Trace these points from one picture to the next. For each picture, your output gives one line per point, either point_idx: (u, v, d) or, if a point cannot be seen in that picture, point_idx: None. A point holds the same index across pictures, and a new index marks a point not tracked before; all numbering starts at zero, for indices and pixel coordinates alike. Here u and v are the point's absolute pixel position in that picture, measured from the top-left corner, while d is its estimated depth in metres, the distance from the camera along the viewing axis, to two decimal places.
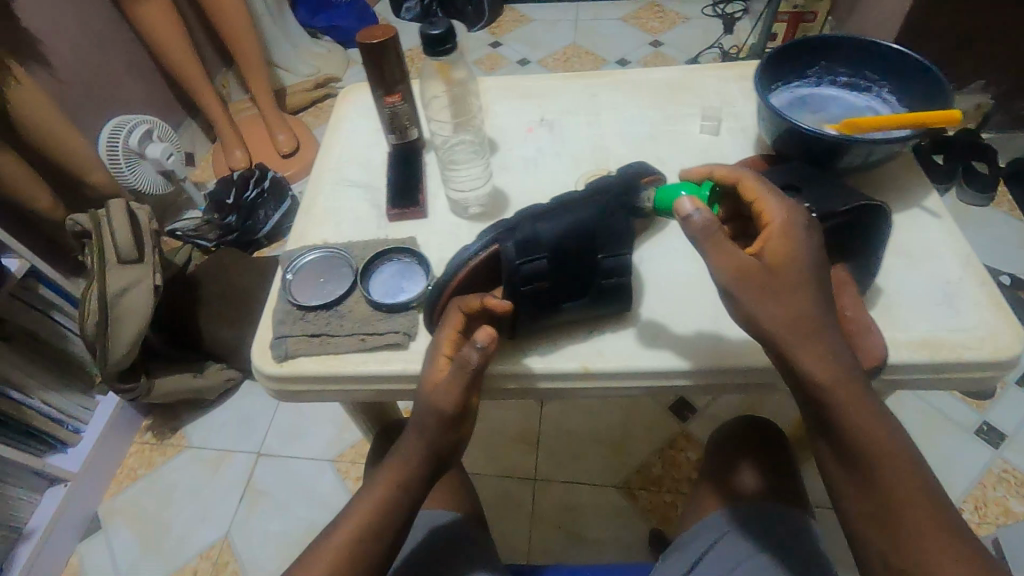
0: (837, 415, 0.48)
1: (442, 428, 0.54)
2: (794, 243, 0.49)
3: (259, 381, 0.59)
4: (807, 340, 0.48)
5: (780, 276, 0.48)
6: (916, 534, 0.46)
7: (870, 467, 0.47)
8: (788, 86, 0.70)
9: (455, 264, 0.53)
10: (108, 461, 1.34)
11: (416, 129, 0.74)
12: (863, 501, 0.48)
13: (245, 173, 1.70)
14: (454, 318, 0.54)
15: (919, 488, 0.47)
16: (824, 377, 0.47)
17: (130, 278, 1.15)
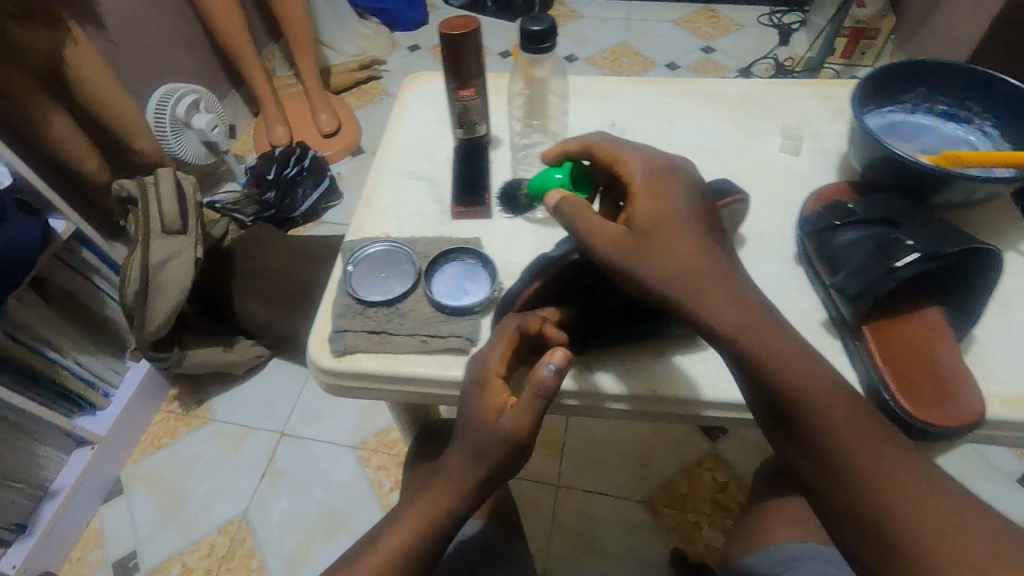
0: (757, 363, 0.45)
1: (488, 450, 0.50)
2: (662, 196, 0.51)
3: (314, 373, 0.58)
4: (703, 284, 0.47)
5: (653, 230, 0.49)
6: (880, 487, 0.41)
7: (810, 420, 0.43)
8: (881, 110, 0.67)
9: (513, 295, 0.56)
10: (133, 428, 1.34)
11: (484, 124, 0.71)
12: (811, 461, 0.44)
13: (286, 150, 1.69)
14: (508, 335, 0.51)
15: (873, 431, 0.42)
16: (729, 323, 0.46)
17: (173, 249, 1.15)
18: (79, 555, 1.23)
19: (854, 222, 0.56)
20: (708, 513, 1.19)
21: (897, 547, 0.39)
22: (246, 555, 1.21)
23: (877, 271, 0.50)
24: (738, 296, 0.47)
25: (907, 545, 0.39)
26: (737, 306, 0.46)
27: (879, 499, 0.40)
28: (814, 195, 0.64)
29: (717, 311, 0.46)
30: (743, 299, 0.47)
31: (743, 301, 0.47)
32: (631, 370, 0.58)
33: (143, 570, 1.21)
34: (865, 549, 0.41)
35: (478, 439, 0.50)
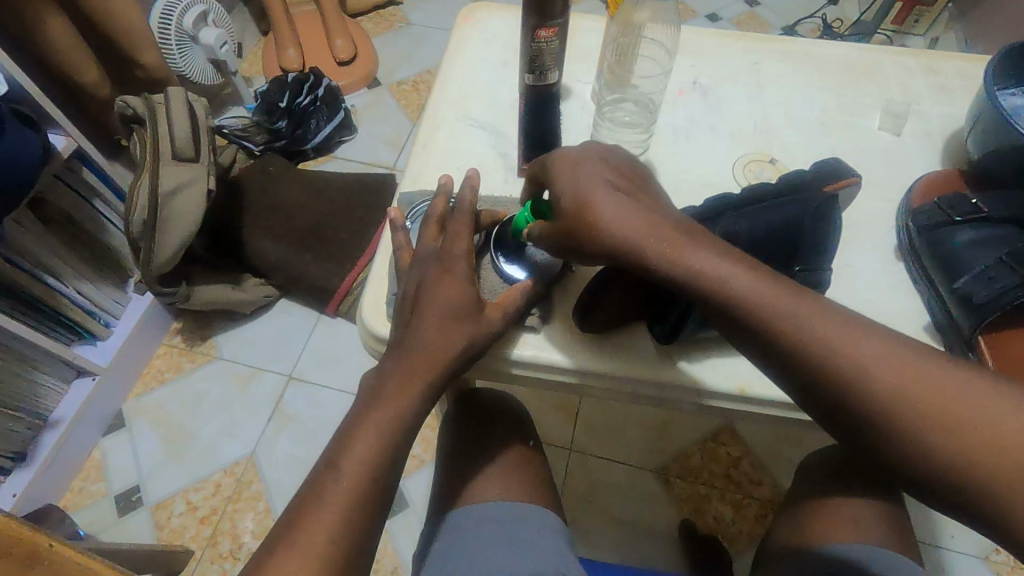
0: (706, 282, 0.45)
1: (457, 324, 0.49)
2: (563, 165, 0.50)
3: (367, 339, 0.55)
4: (621, 222, 0.46)
5: (567, 197, 0.49)
6: (850, 377, 0.42)
7: (766, 335, 0.44)
8: (1003, 93, 0.59)
9: (580, 306, 0.55)
10: (135, 361, 1.29)
11: (557, 72, 0.59)
12: (779, 371, 0.45)
13: (299, 76, 1.57)
14: (466, 223, 0.52)
15: (826, 330, 0.43)
16: (662, 248, 0.46)
17: (184, 177, 1.07)
18: (81, 486, 1.21)
19: (978, 219, 0.52)
20: (719, 487, 1.20)
21: (886, 427, 0.42)
22: (252, 496, 1.19)
23: (1008, 280, 0.48)
24: (657, 221, 0.47)
25: (895, 423, 0.41)
26: (660, 226, 0.47)
27: (856, 390, 0.42)
28: (923, 181, 0.58)
29: (644, 242, 0.46)
30: (659, 222, 0.47)
31: (663, 220, 0.47)
32: (716, 363, 0.57)
33: (147, 505, 1.19)
34: (859, 437, 0.43)
35: (453, 323, 0.49)
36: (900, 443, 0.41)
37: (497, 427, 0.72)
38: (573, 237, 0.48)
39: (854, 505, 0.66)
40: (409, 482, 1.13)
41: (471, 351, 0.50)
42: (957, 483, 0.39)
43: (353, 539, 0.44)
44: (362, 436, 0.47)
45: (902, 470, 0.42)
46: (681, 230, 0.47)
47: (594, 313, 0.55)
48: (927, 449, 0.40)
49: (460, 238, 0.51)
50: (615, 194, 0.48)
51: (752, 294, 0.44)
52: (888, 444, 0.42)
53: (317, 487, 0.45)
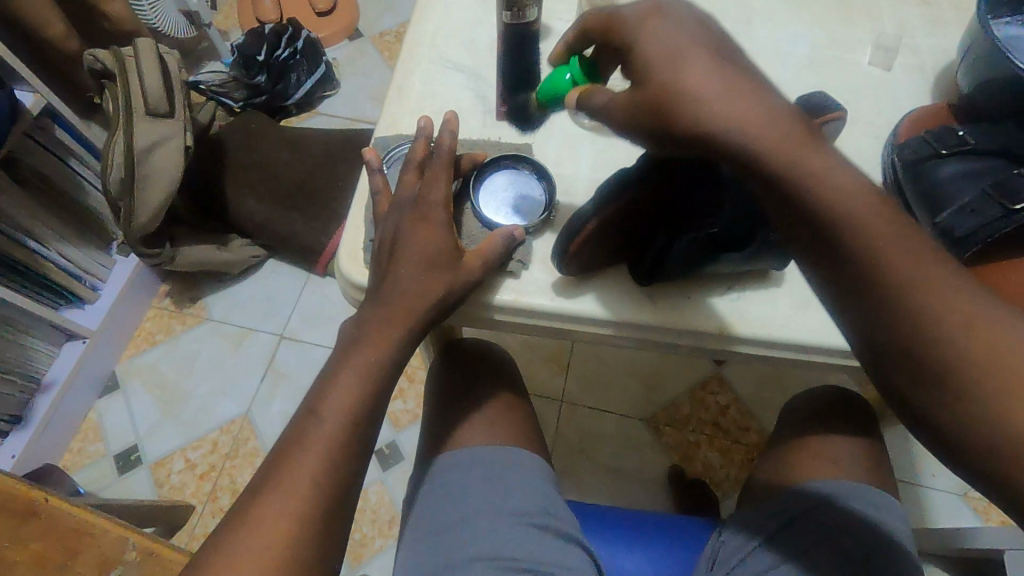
0: (800, 189, 0.39)
1: (433, 272, 0.48)
2: (651, 33, 0.43)
3: (345, 289, 0.54)
4: (726, 99, 0.39)
5: (657, 68, 0.41)
6: (939, 323, 0.37)
7: (856, 258, 0.39)
8: (997, 22, 0.57)
9: (569, 231, 0.50)
10: (125, 324, 1.29)
11: (535, 7, 0.56)
12: (855, 304, 0.40)
13: (277, 27, 1.50)
14: (443, 167, 0.51)
15: (925, 270, 0.38)
16: (766, 141, 0.38)
17: (159, 133, 1.04)
18: (80, 447, 1.22)
19: (964, 152, 0.50)
20: (707, 434, 1.22)
21: (950, 384, 0.37)
22: (249, 453, 1.21)
23: (990, 212, 0.47)
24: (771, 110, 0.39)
25: (967, 385, 0.37)
26: (777, 120, 0.39)
27: (938, 337, 0.37)
28: (909, 118, 0.57)
29: (746, 125, 0.38)
30: (777, 115, 0.39)
31: (783, 116, 0.39)
32: (696, 305, 0.55)
33: (147, 463, 1.21)
34: (915, 388, 0.39)
35: (430, 269, 0.48)
36: (962, 406, 0.37)
37: (484, 375, 0.73)
38: (652, 115, 0.41)
39: (837, 444, 0.68)
40: (404, 435, 1.15)
41: (450, 299, 0.49)
42: (1001, 460, 0.36)
43: (338, 481, 0.45)
44: (342, 382, 0.47)
45: (964, 444, 0.37)
46: (799, 134, 0.39)
47: (584, 236, 0.49)
48: (989, 419, 0.36)
49: (436, 182, 0.50)
50: (724, 69, 0.40)
51: (850, 214, 0.39)
52: (946, 403, 0.38)
53: (300, 432, 0.46)
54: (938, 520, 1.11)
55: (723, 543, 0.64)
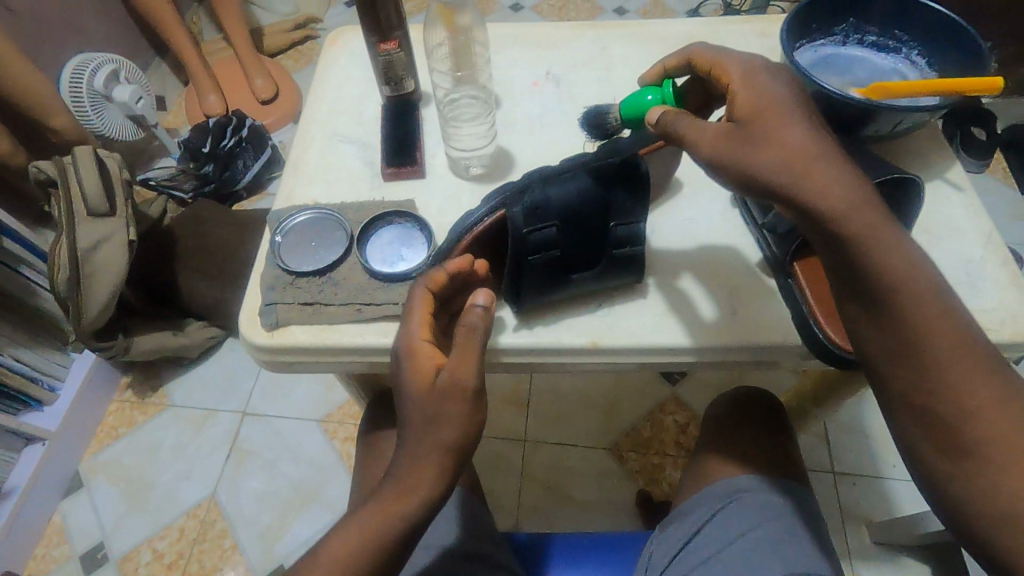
0: (862, 252, 0.42)
1: (445, 404, 0.48)
2: (763, 85, 0.46)
3: (248, 352, 0.57)
4: (819, 162, 0.42)
5: (762, 118, 0.45)
6: (968, 395, 0.42)
7: (908, 323, 0.42)
8: (809, 45, 0.66)
9: (458, 230, 0.52)
10: (87, 421, 1.30)
11: (412, 80, 0.68)
12: (901, 361, 0.43)
13: (221, 120, 1.58)
14: (420, 299, 0.51)
15: (965, 348, 0.42)
16: (843, 208, 0.42)
17: (102, 232, 1.09)
18: (45, 552, 1.21)
19: None
20: (671, 455, 1.23)
21: (964, 452, 0.42)
22: (218, 535, 1.20)
23: None
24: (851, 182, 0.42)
25: (981, 455, 0.41)
26: (856, 194, 0.42)
27: (964, 406, 0.42)
28: None
29: (829, 192, 0.42)
30: (855, 183, 0.43)
31: (860, 192, 0.42)
32: (569, 325, 0.58)
33: (113, 560, 1.19)
34: (930, 445, 0.43)
35: (438, 398, 0.49)
36: (969, 470, 0.42)
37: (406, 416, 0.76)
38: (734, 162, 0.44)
39: (750, 442, 0.75)
40: None
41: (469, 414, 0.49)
42: (991, 523, 0.41)
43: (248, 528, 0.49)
44: None
45: (957, 502, 0.43)
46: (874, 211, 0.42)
47: (475, 234, 0.51)
48: (991, 488, 0.41)
49: (410, 317, 0.50)
50: (818, 140, 0.43)
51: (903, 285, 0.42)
52: (953, 465, 0.42)
53: None
54: (904, 509, 1.12)
55: (670, 529, 0.68)
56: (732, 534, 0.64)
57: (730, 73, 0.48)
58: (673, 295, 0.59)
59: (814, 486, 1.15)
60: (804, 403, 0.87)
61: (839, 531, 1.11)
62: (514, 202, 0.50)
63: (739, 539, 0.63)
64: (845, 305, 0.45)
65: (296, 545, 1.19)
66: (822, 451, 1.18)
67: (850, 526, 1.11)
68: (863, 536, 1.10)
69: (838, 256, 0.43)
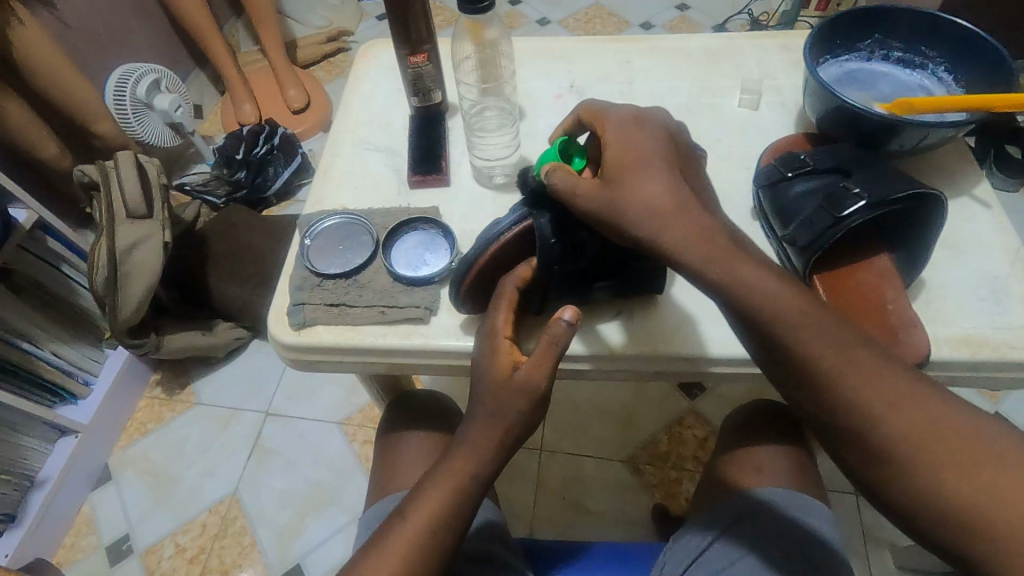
0: (726, 285, 0.45)
1: (516, 401, 0.51)
2: (631, 140, 0.51)
3: (276, 350, 0.59)
4: (678, 216, 0.47)
5: (623, 171, 0.49)
6: (859, 402, 0.42)
7: (785, 349, 0.44)
8: (833, 60, 0.66)
9: (486, 239, 0.52)
10: (118, 415, 1.34)
11: (440, 91, 0.70)
12: (794, 385, 0.44)
13: (254, 128, 1.64)
14: (508, 294, 0.53)
15: (850, 359, 0.42)
16: (698, 251, 0.46)
17: (138, 233, 1.14)
18: (73, 542, 1.25)
19: (806, 173, 0.57)
20: (688, 469, 1.22)
21: (879, 455, 0.41)
22: (238, 531, 1.23)
23: (826, 221, 0.52)
24: (707, 229, 0.46)
25: (896, 461, 0.41)
26: (705, 237, 0.46)
27: (867, 415, 0.42)
28: (769, 149, 0.65)
29: (687, 235, 0.46)
30: (708, 231, 0.46)
31: (711, 232, 0.46)
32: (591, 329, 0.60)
33: (137, 552, 1.22)
34: (855, 458, 0.43)
35: (509, 395, 0.51)
36: (893, 474, 0.41)
37: (424, 420, 0.78)
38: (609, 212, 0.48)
39: (766, 454, 0.74)
40: None
41: (527, 412, 0.52)
42: (941, 530, 0.39)
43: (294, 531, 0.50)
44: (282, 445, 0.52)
45: (900, 513, 0.41)
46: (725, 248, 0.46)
47: (501, 242, 0.52)
48: (921, 491, 0.40)
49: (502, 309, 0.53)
50: (676, 186, 0.48)
51: (776, 309, 0.44)
52: (879, 473, 0.42)
53: None
54: None
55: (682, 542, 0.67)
56: (737, 553, 0.64)
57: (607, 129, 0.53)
58: (689, 306, 0.61)
59: (836, 507, 1.12)
60: None
61: (860, 553, 1.08)
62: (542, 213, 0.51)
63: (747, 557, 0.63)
64: (739, 338, 0.47)
65: (313, 544, 1.21)
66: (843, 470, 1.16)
67: (873, 549, 1.08)
68: (887, 561, 1.07)
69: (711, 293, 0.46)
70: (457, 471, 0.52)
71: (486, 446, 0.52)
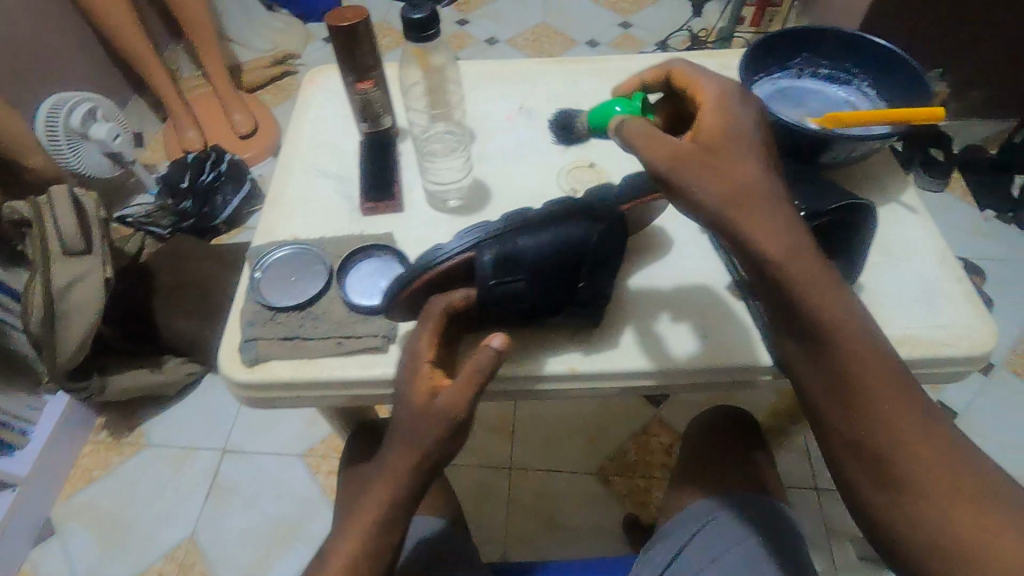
0: (794, 288, 0.44)
1: (431, 428, 0.50)
2: (733, 116, 0.47)
3: (229, 388, 0.57)
4: (765, 206, 0.44)
5: (719, 145, 0.46)
6: (892, 427, 0.43)
7: (838, 360, 0.44)
8: (766, 78, 0.70)
9: (424, 263, 0.51)
10: (60, 464, 1.26)
11: (389, 117, 0.71)
12: (835, 398, 0.45)
13: (200, 155, 1.59)
14: (435, 315, 0.52)
15: (890, 386, 0.43)
16: (779, 249, 0.43)
17: (77, 271, 1.08)
18: None
19: None
20: (657, 477, 1.24)
21: (893, 480, 0.43)
22: None
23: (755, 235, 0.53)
24: (796, 230, 0.44)
25: (912, 491, 0.42)
26: (794, 235, 0.44)
27: (895, 441, 0.43)
28: None
29: (765, 222, 0.43)
30: (795, 231, 0.44)
31: (798, 232, 0.44)
32: (536, 353, 0.61)
33: None
34: (868, 480, 0.44)
35: (424, 419, 0.50)
36: (894, 499, 0.43)
37: None
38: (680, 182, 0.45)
39: (728, 460, 0.76)
40: None
41: (446, 440, 0.51)
42: (930, 559, 0.41)
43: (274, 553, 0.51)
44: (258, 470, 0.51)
45: (893, 537, 0.43)
46: (806, 251, 0.44)
47: (438, 271, 0.50)
48: (923, 521, 0.41)
49: (423, 334, 0.51)
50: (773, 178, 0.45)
51: (836, 322, 0.44)
52: (887, 499, 0.43)
53: None
54: None
55: (651, 554, 0.68)
56: (706, 559, 0.64)
57: (705, 96, 0.49)
58: (647, 322, 0.63)
59: (799, 503, 1.15)
60: (780, 422, 0.89)
61: (823, 546, 1.11)
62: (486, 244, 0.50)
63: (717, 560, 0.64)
64: (791, 344, 0.47)
65: None
66: (802, 466, 1.19)
67: (836, 541, 1.11)
68: (849, 552, 1.10)
69: (771, 293, 0.45)
70: (383, 493, 0.51)
71: (404, 472, 0.51)
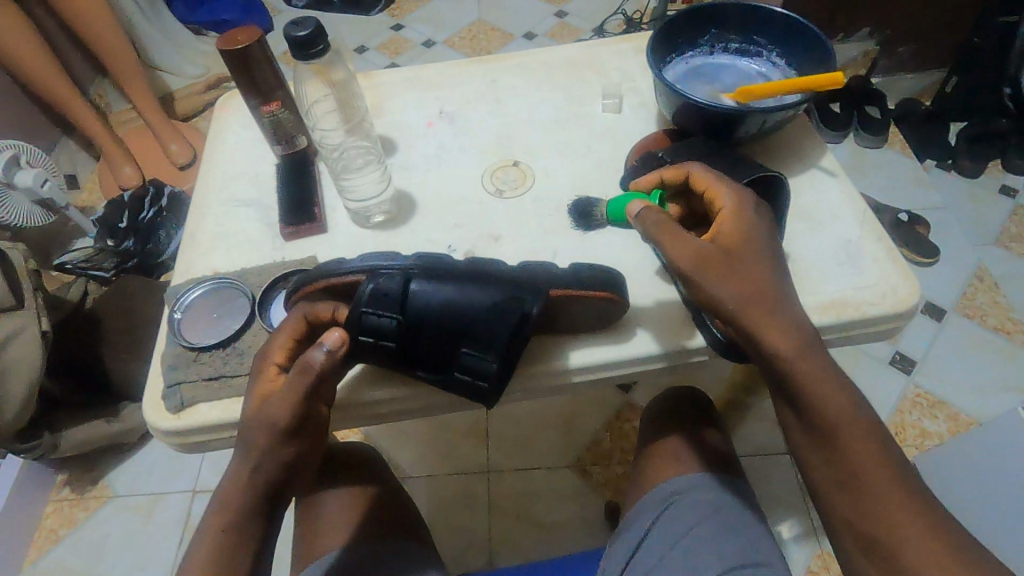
0: (800, 388, 0.49)
1: (262, 433, 0.50)
2: (749, 223, 0.52)
3: (157, 436, 0.55)
4: (773, 309, 0.50)
5: (736, 248, 0.51)
6: (893, 519, 0.46)
7: (839, 453, 0.48)
8: (678, 57, 0.70)
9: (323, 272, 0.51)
10: (22, 528, 1.21)
11: (304, 136, 0.69)
12: (841, 490, 0.49)
13: (137, 193, 1.54)
14: (295, 320, 0.52)
15: (889, 481, 0.47)
16: (786, 346, 0.49)
17: (12, 326, 1.04)
18: None
19: None
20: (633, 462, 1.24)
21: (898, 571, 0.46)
22: None
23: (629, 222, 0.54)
24: (801, 329, 0.50)
25: None
26: (800, 334, 0.50)
27: (898, 533, 0.46)
28: (634, 151, 0.69)
29: (772, 320, 0.49)
30: (805, 330, 0.50)
31: (803, 331, 0.50)
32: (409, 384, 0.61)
33: None
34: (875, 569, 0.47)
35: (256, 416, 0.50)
36: None
37: None
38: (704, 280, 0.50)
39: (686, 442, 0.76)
40: None
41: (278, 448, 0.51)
42: None
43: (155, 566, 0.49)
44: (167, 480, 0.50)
45: None
46: (810, 353, 0.50)
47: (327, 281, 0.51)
48: None
49: (280, 330, 0.52)
50: (780, 278, 0.51)
51: (835, 418, 0.49)
52: None
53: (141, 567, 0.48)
54: None
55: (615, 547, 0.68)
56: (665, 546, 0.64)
57: (723, 199, 0.53)
58: None
59: (774, 469, 1.17)
60: (740, 394, 0.90)
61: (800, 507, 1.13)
62: (378, 276, 0.49)
63: (683, 541, 0.64)
64: (795, 438, 0.51)
65: None
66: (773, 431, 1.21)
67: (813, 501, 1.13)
68: None
69: (781, 388, 0.50)
70: (221, 515, 0.50)
71: (239, 486, 0.50)
